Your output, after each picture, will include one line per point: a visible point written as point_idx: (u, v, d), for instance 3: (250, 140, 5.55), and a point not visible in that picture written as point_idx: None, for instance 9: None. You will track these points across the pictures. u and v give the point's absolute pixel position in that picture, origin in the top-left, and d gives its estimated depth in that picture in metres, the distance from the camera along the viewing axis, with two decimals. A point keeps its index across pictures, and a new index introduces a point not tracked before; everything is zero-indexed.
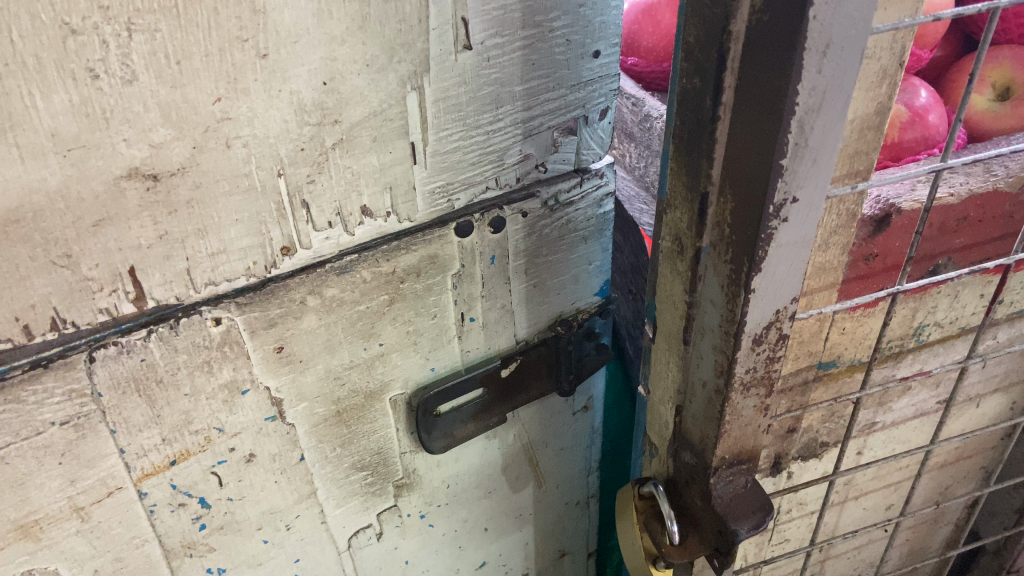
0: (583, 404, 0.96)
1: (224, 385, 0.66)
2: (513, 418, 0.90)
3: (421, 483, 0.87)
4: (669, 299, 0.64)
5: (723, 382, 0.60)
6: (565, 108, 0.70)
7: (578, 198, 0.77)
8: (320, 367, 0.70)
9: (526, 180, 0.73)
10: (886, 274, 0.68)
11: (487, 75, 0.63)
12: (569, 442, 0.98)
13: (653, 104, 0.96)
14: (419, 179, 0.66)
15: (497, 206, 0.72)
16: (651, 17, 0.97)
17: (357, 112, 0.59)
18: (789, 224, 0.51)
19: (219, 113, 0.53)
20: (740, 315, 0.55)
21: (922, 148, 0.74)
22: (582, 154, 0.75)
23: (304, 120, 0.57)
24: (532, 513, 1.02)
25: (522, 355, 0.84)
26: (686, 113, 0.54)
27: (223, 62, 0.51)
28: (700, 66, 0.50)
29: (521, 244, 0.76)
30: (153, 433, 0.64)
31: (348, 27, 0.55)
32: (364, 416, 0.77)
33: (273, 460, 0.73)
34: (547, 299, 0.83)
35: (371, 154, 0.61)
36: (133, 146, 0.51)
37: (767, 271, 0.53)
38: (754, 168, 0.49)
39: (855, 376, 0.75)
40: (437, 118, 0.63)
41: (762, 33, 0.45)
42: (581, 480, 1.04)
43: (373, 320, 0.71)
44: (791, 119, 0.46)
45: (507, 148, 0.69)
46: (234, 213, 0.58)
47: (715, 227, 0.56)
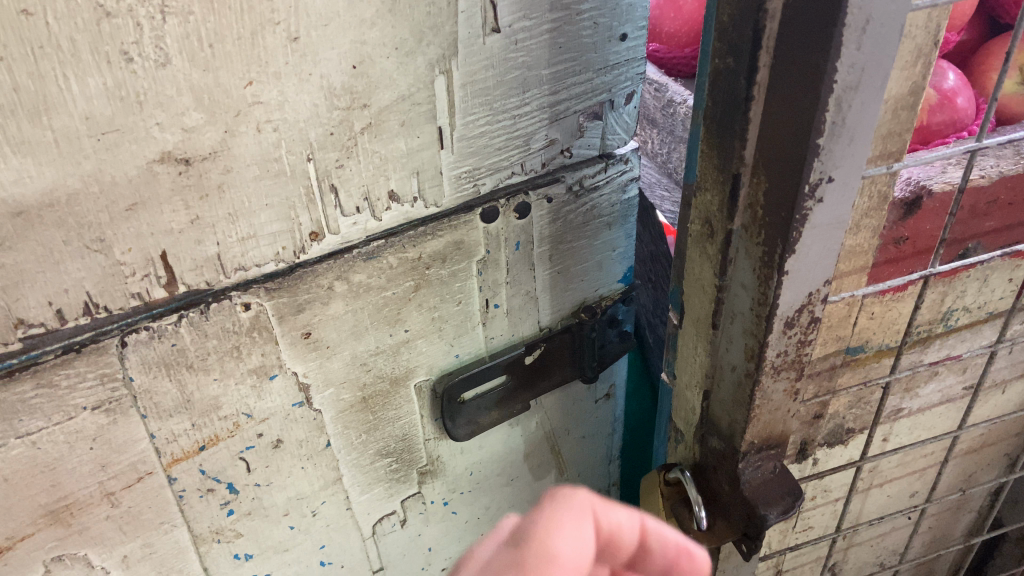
0: (605, 392, 0.96)
1: (253, 370, 0.66)
2: (536, 405, 0.90)
3: (445, 470, 0.87)
4: (698, 283, 0.63)
5: (754, 365, 0.59)
6: (591, 92, 0.70)
7: (603, 183, 0.77)
8: (347, 353, 0.70)
9: (551, 165, 0.73)
10: (916, 258, 0.67)
11: (515, 59, 0.63)
12: (591, 430, 0.98)
13: (676, 90, 0.95)
14: (446, 164, 0.65)
15: (522, 191, 0.72)
16: (673, 3, 0.96)
17: (386, 95, 0.58)
18: (824, 204, 0.51)
19: (250, 96, 0.53)
20: (772, 298, 0.55)
21: (951, 131, 0.73)
22: (608, 138, 0.75)
23: (334, 104, 0.57)
24: None
25: (546, 342, 0.84)
26: (719, 94, 0.54)
27: (254, 45, 0.51)
28: (734, 45, 0.50)
29: (546, 230, 0.76)
30: (183, 418, 0.64)
31: (379, 10, 0.55)
32: (389, 403, 0.77)
33: (300, 446, 0.73)
34: (571, 286, 0.83)
35: (399, 138, 0.61)
36: (166, 130, 0.51)
37: (801, 252, 0.53)
38: (790, 148, 0.49)
39: (883, 362, 0.75)
40: (465, 102, 0.63)
41: (800, 10, 0.45)
42: (602, 468, 1.04)
43: (399, 306, 0.71)
44: (829, 97, 0.45)
45: (533, 132, 0.69)
46: (264, 197, 0.58)
47: (747, 209, 0.55)
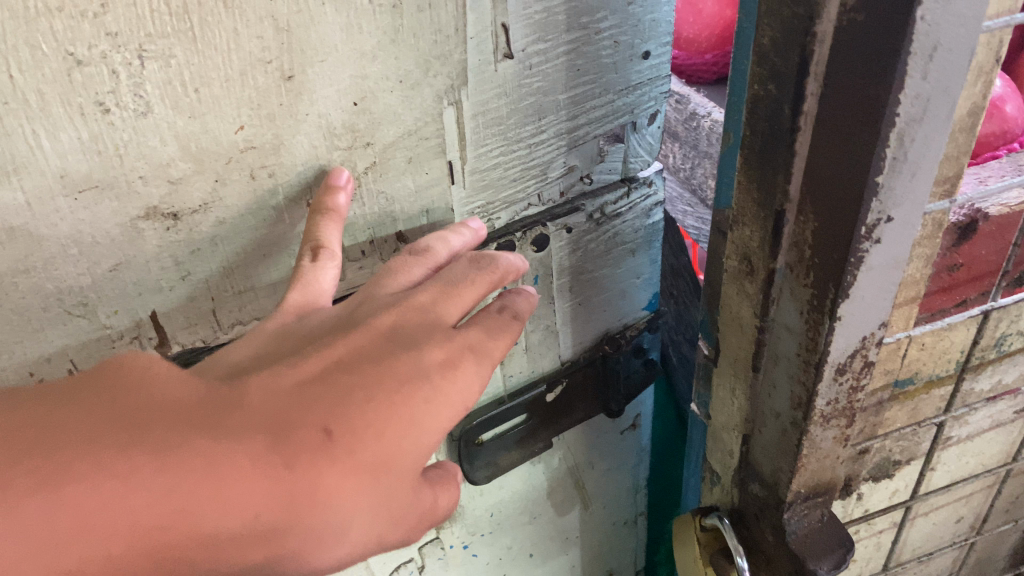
0: (631, 421, 0.91)
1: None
2: (558, 441, 0.86)
3: (465, 514, 0.83)
4: (736, 321, 0.58)
5: (801, 415, 0.54)
6: (611, 114, 0.65)
7: (626, 209, 0.72)
8: None
9: (570, 192, 0.68)
10: (971, 285, 0.62)
11: (529, 85, 0.58)
12: (616, 461, 0.94)
13: (699, 102, 0.88)
14: (457, 200, 0.61)
15: (540, 223, 0.67)
16: (691, 6, 0.90)
17: (390, 131, 0.54)
18: (882, 245, 0.46)
19: (242, 142, 0.48)
20: (823, 345, 0.50)
21: (1001, 143, 0.67)
22: (630, 162, 0.70)
23: (335, 144, 0.52)
24: (578, 535, 0.99)
25: (568, 377, 0.79)
26: (759, 123, 0.49)
27: (244, 87, 0.46)
28: (778, 71, 0.45)
29: (566, 261, 0.71)
30: None
31: (380, 41, 0.49)
32: None
33: None
34: (593, 316, 0.78)
35: (406, 177, 0.57)
36: (151, 184, 0.47)
37: (855, 296, 0.47)
38: (845, 186, 0.44)
39: (933, 393, 0.69)
40: (476, 134, 0.58)
41: (856, 36, 0.40)
42: (628, 499, 1.00)
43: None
44: (890, 131, 0.40)
45: (551, 160, 0.64)
46: (261, 249, 0.54)
47: (792, 248, 0.50)
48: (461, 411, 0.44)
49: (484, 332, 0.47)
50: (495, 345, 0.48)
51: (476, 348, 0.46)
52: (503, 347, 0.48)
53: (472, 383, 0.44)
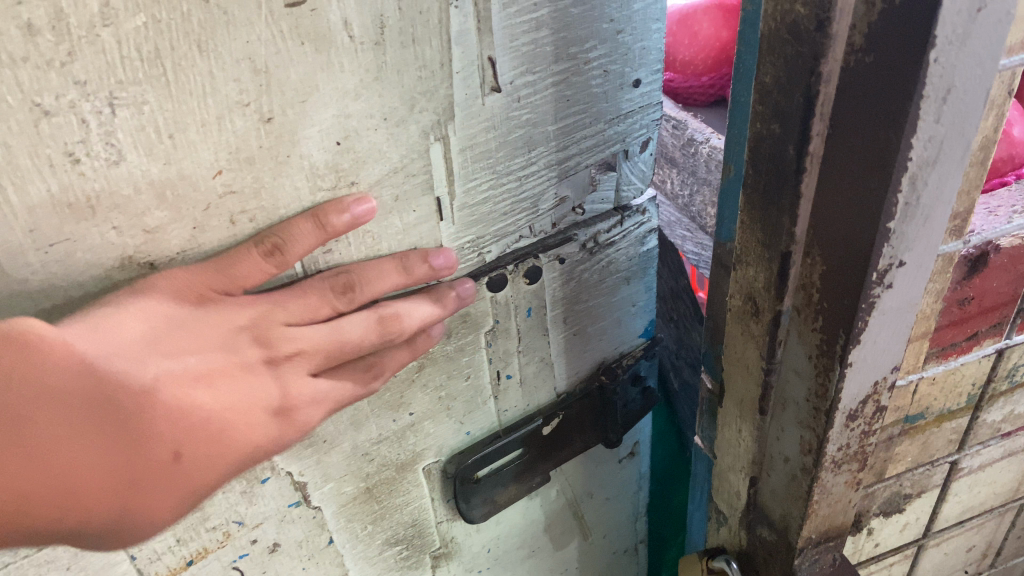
0: (629, 450, 0.89)
1: (241, 476, 0.59)
2: (557, 473, 0.84)
3: (460, 550, 0.83)
4: (741, 363, 0.56)
5: (811, 461, 0.52)
6: (602, 143, 0.63)
7: (619, 237, 0.70)
8: (347, 445, 0.65)
9: (562, 223, 0.66)
10: (982, 318, 0.60)
11: (518, 117, 0.56)
12: (614, 491, 0.92)
13: (697, 127, 0.85)
14: (446, 236, 0.59)
15: (531, 255, 0.65)
16: (688, 28, 0.89)
17: (375, 169, 0.52)
18: (894, 289, 0.44)
19: (221, 187, 0.46)
20: (834, 392, 0.47)
21: (1009, 168, 0.65)
22: (623, 190, 0.68)
23: (318, 185, 0.50)
24: (579, 566, 0.97)
25: (564, 410, 0.77)
26: (763, 161, 0.47)
27: (222, 131, 0.44)
28: (782, 109, 0.43)
29: (559, 293, 0.69)
30: (165, 535, 0.58)
31: (363, 79, 0.47)
32: (395, 490, 0.72)
33: (300, 546, 0.68)
34: (588, 347, 0.76)
35: (394, 215, 0.55)
36: (125, 233, 0.45)
37: (867, 341, 0.45)
38: (854, 230, 0.42)
39: (944, 427, 0.67)
40: (465, 168, 0.56)
41: (864, 75, 0.38)
42: (627, 527, 0.98)
43: (403, 390, 0.65)
44: (903, 175, 0.38)
45: (541, 192, 0.62)
46: None
47: (799, 290, 0.48)
48: (282, 446, 0.52)
49: (334, 384, 0.54)
50: (341, 394, 0.55)
51: (318, 397, 0.53)
52: (343, 394, 0.55)
53: (303, 426, 0.52)
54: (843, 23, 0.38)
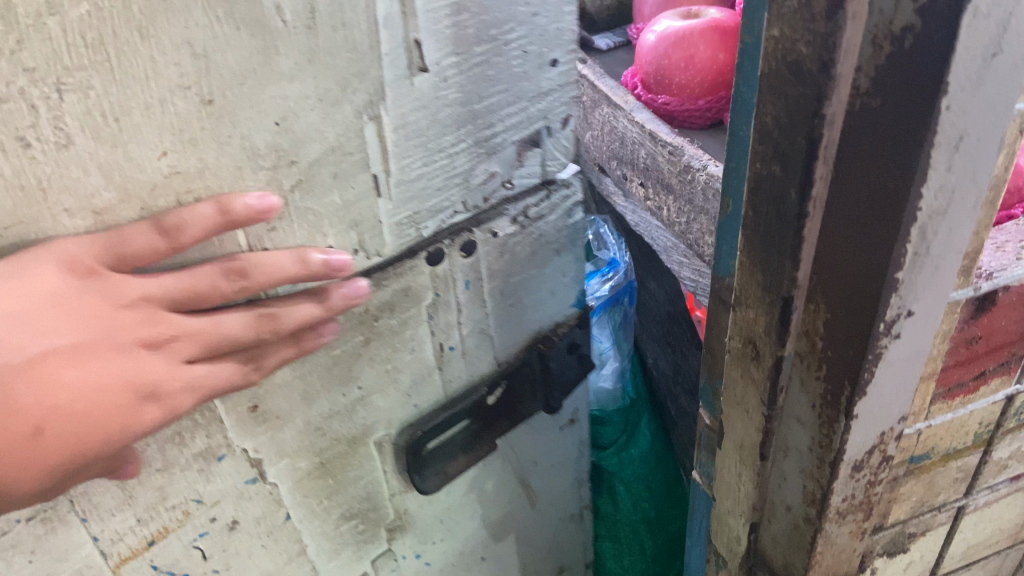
0: (569, 418, 0.90)
1: (198, 454, 0.57)
2: (502, 442, 0.83)
3: (414, 522, 0.79)
4: (741, 406, 0.53)
5: (815, 512, 0.50)
6: (527, 121, 0.63)
7: (546, 210, 0.70)
8: (299, 420, 0.62)
9: (493, 198, 0.65)
10: (990, 356, 0.58)
11: (446, 97, 0.55)
12: (558, 458, 0.92)
13: (692, 154, 0.78)
14: (384, 213, 0.57)
15: (466, 229, 0.64)
16: (683, 50, 0.88)
17: (314, 149, 0.50)
18: (902, 339, 0.42)
19: (166, 168, 0.44)
20: (839, 444, 0.45)
21: (1015, 199, 0.63)
22: (548, 165, 0.68)
23: (258, 164, 0.48)
24: (527, 536, 0.96)
25: (506, 377, 0.76)
26: (762, 203, 0.44)
27: (165, 114, 0.43)
28: (782, 151, 0.41)
29: (495, 264, 0.68)
30: (127, 515, 0.55)
31: (297, 62, 0.46)
32: (349, 463, 0.69)
33: (258, 524, 0.65)
34: (524, 317, 0.75)
35: (333, 192, 0.53)
36: (76, 216, 0.43)
37: (873, 393, 0.43)
38: (859, 279, 0.40)
39: (949, 466, 0.65)
40: (397, 147, 0.55)
41: (872, 120, 0.36)
42: (573, 494, 0.99)
43: (349, 364, 0.63)
44: (912, 226, 0.36)
45: (472, 168, 0.61)
46: None
47: (801, 336, 0.46)
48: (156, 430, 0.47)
49: (215, 372, 0.50)
50: (221, 385, 0.50)
51: (197, 385, 0.49)
52: (224, 385, 0.51)
53: (177, 413, 0.48)
54: (847, 66, 0.36)
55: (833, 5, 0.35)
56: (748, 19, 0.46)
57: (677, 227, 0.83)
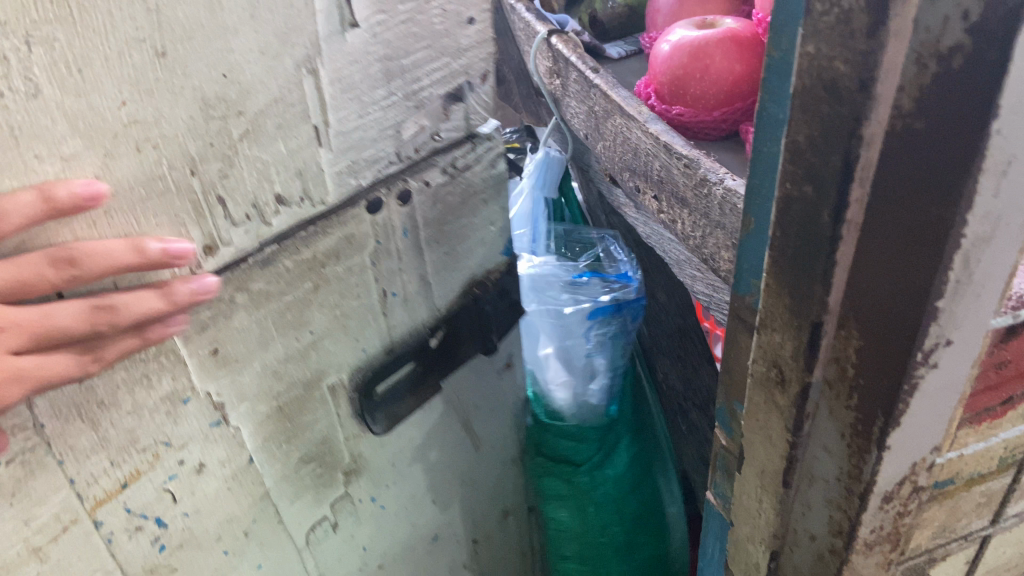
0: (506, 362, 0.93)
1: (165, 398, 0.58)
2: (445, 387, 0.85)
3: (369, 466, 0.81)
4: (764, 432, 0.52)
5: (842, 543, 0.49)
6: (450, 76, 0.66)
7: (474, 161, 0.74)
8: (257, 364, 0.63)
9: (424, 150, 0.68)
10: (1018, 380, 0.56)
11: (376, 53, 0.58)
12: (496, 403, 0.95)
13: (709, 166, 0.75)
14: (324, 161, 0.59)
15: (401, 178, 0.67)
16: (700, 62, 0.87)
17: (259, 99, 0.52)
18: (939, 369, 0.40)
19: (125, 117, 0.46)
20: (869, 475, 0.44)
21: None
22: (471, 119, 0.71)
23: (209, 115, 0.49)
24: (472, 480, 0.98)
25: (449, 322, 0.80)
26: (793, 224, 0.43)
27: (123, 66, 0.44)
28: (816, 171, 0.40)
29: (430, 214, 0.72)
30: (101, 458, 0.55)
31: (240, 16, 0.48)
32: (306, 408, 0.70)
33: (224, 467, 0.65)
34: (459, 264, 0.78)
35: (279, 141, 0.55)
36: (46, 161, 0.44)
37: (907, 425, 0.42)
38: (897, 307, 0.38)
39: (973, 491, 0.63)
40: (335, 99, 0.57)
41: (918, 142, 0.34)
42: (513, 436, 1.02)
43: (302, 309, 0.64)
44: (956, 253, 0.35)
45: (403, 121, 0.64)
46: (152, 217, 0.50)
47: (830, 362, 0.44)
48: None
49: (46, 364, 0.48)
50: (56, 379, 0.48)
51: (24, 379, 0.47)
52: (60, 378, 0.49)
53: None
54: (888, 84, 0.34)
55: (874, 23, 0.33)
56: (775, 34, 0.45)
57: (693, 240, 0.81)
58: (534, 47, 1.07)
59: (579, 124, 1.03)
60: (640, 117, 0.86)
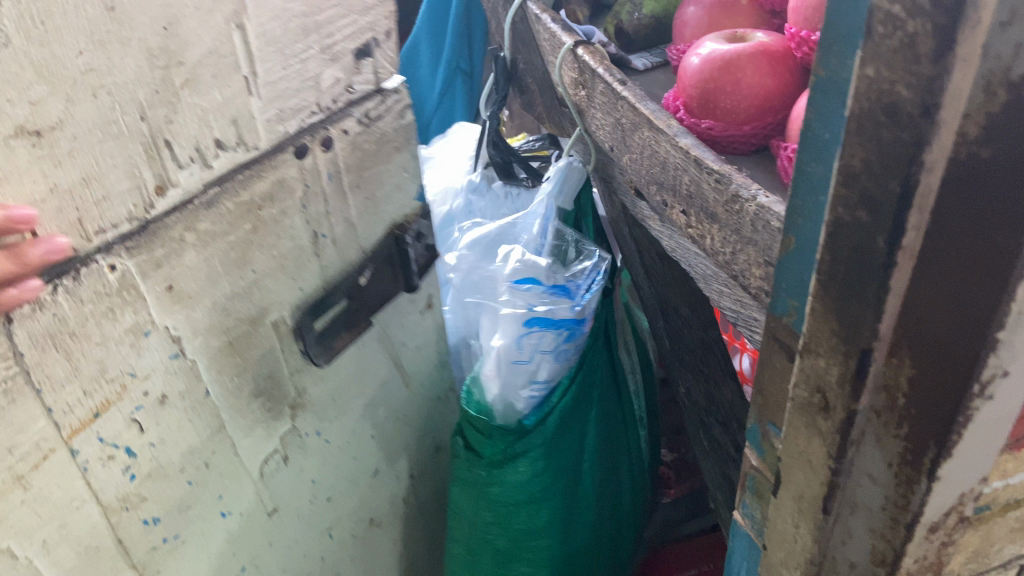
0: (427, 303, 1.02)
1: (128, 330, 0.61)
2: (377, 325, 0.92)
3: (312, 401, 0.85)
4: (803, 458, 0.51)
5: (885, 570, 0.49)
6: (359, 31, 0.72)
7: (384, 112, 0.80)
8: (208, 301, 0.67)
9: (340, 102, 0.74)
10: None
11: (293, 9, 0.64)
12: (423, 340, 1.03)
13: (742, 181, 0.74)
14: (256, 110, 0.64)
15: (323, 127, 0.72)
16: (730, 75, 0.87)
17: (197, 51, 0.57)
18: (993, 401, 0.39)
19: (83, 66, 0.50)
20: (917, 505, 0.44)
21: None
22: (380, 73, 0.77)
23: (154, 64, 0.54)
24: (404, 415, 1.05)
25: (371, 259, 0.85)
26: (844, 249, 0.42)
27: (78, 18, 0.48)
28: (871, 196, 0.39)
29: (349, 161, 0.77)
30: (75, 387, 0.58)
31: None
32: (252, 343, 0.74)
33: (184, 399, 0.68)
34: (378, 211, 0.84)
35: (215, 90, 0.60)
36: (16, 106, 0.47)
37: (958, 456, 0.42)
38: (953, 336, 0.38)
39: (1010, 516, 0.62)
40: (261, 52, 0.62)
41: (980, 173, 0.33)
42: (437, 374, 1.11)
43: (245, 249, 0.69)
44: (1019, 284, 0.34)
45: (321, 73, 0.69)
46: (109, 157, 0.54)
47: (878, 390, 0.43)
48: None
49: None
50: None
51: None
52: None
53: None
54: (954, 111, 0.33)
55: (940, 48, 0.32)
56: (821, 53, 0.44)
57: (722, 256, 0.80)
58: (559, 58, 1.07)
59: (604, 136, 1.02)
60: (669, 130, 0.85)
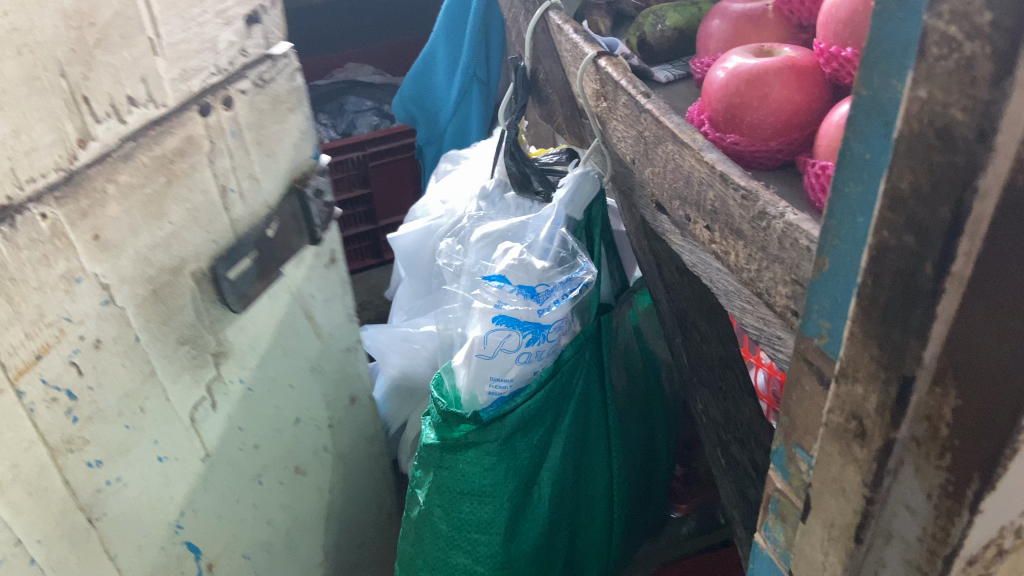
0: (331, 258, 1.10)
1: (62, 277, 0.68)
2: (287, 277, 1.01)
3: (234, 349, 0.94)
4: (835, 483, 0.50)
5: None
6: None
7: (277, 75, 0.90)
8: (132, 251, 0.75)
9: (236, 65, 0.83)
10: None
11: None
12: (330, 293, 1.12)
13: (770, 198, 0.73)
14: (162, 70, 0.73)
15: (223, 86, 0.82)
16: (758, 89, 0.86)
17: (107, 12, 0.65)
18: None
19: (8, 25, 0.57)
20: (957, 539, 0.43)
21: None
22: (268, 37, 0.88)
23: (70, 25, 0.62)
24: (318, 368, 1.14)
25: (275, 213, 0.95)
26: (888, 275, 0.41)
27: None
28: (920, 223, 0.38)
29: (249, 118, 0.87)
30: (16, 330, 0.65)
31: None
32: (176, 294, 0.82)
33: (117, 344, 0.76)
34: (281, 164, 0.95)
35: (124, 49, 0.68)
36: None
37: (1002, 489, 0.40)
38: (1002, 368, 0.36)
39: None
40: (162, 14, 0.72)
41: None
42: (348, 326, 1.19)
43: (161, 201, 0.77)
44: None
45: (217, 37, 0.79)
46: (35, 112, 0.61)
47: (919, 419, 0.42)
48: None
49: None
50: None
51: None
52: None
53: None
54: (1012, 136, 0.32)
55: (999, 73, 0.31)
56: (863, 70, 0.43)
57: (745, 272, 0.79)
58: (581, 69, 1.07)
59: (626, 148, 1.01)
60: (695, 144, 0.84)
